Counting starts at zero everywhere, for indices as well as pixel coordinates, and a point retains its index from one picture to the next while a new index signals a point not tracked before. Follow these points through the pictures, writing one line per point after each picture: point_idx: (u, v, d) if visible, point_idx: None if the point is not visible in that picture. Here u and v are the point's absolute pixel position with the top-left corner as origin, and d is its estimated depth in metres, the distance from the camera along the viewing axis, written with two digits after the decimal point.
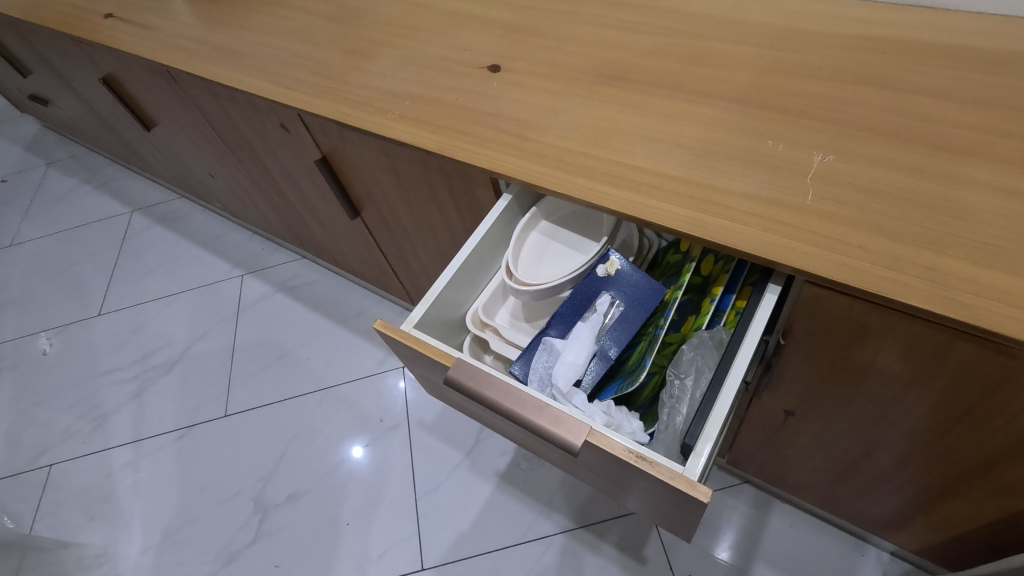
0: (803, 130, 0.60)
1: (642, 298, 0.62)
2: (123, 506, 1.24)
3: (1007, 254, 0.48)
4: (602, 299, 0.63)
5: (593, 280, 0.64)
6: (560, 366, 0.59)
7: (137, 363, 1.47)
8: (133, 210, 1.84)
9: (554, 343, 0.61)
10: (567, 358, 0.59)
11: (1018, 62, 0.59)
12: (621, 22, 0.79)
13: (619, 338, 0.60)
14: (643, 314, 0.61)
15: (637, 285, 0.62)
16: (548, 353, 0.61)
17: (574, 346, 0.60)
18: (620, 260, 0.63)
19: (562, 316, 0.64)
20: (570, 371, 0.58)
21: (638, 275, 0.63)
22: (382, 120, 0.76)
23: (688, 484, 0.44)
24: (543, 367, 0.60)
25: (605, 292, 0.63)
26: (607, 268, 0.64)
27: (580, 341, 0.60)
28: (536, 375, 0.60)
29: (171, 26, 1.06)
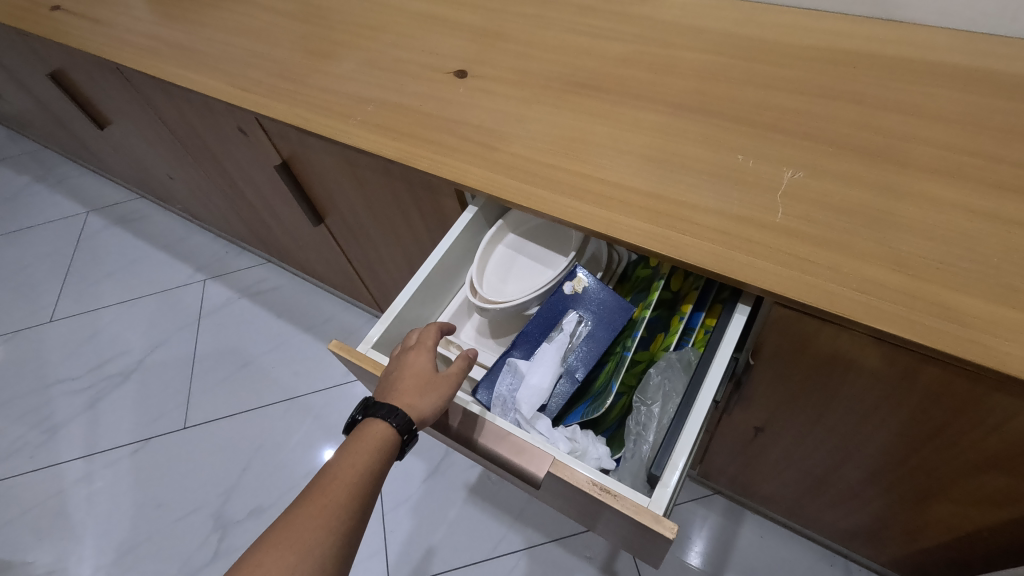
0: (773, 145, 0.59)
1: (610, 317, 0.61)
2: (74, 524, 1.18)
3: (974, 277, 0.47)
4: (569, 317, 0.61)
5: (560, 297, 0.63)
6: (524, 391, 0.57)
7: (91, 371, 1.40)
8: (90, 210, 1.76)
9: (517, 364, 0.60)
10: (532, 384, 0.57)
11: (983, 79, 0.59)
12: (591, 28, 0.77)
13: (586, 359, 0.60)
14: (609, 334, 0.60)
15: (604, 304, 0.61)
16: (511, 374, 0.59)
17: (540, 370, 0.58)
18: (588, 277, 0.62)
19: (527, 335, 0.62)
20: (535, 397, 0.57)
21: (606, 292, 0.61)
22: (342, 125, 0.72)
23: (652, 519, 0.43)
24: (505, 391, 0.59)
25: (572, 309, 0.61)
26: (575, 285, 0.62)
27: (545, 365, 0.58)
28: (499, 399, 0.58)
29: (123, 20, 1.00)
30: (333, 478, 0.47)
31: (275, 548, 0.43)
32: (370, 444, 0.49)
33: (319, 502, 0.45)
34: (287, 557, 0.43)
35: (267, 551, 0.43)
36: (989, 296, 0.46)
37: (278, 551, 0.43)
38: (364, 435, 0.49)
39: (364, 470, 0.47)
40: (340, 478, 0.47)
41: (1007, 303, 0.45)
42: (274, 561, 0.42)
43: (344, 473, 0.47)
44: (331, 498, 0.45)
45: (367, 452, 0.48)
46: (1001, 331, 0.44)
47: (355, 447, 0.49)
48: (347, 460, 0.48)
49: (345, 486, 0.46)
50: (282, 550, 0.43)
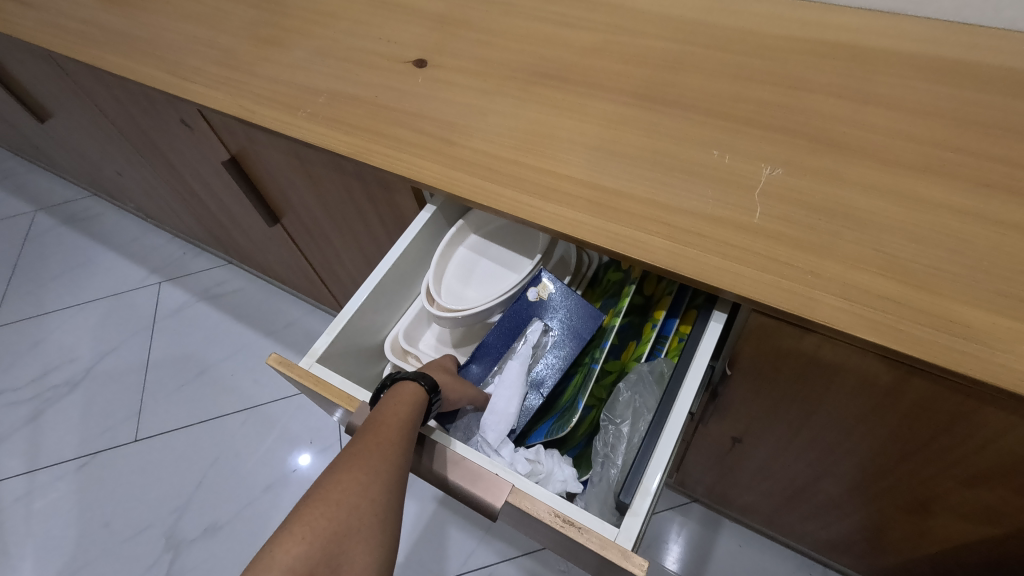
0: (749, 140, 0.55)
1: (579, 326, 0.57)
2: (12, 547, 1.10)
3: (963, 282, 0.44)
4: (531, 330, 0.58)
5: (523, 304, 0.59)
6: (489, 416, 0.54)
7: (34, 382, 1.32)
8: (38, 209, 1.66)
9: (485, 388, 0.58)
10: (497, 408, 0.54)
11: (965, 72, 0.56)
12: (559, 16, 0.73)
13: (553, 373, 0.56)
14: (574, 343, 0.56)
15: (569, 309, 0.57)
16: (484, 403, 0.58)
17: (505, 393, 0.55)
18: (552, 283, 0.58)
19: (489, 344, 0.60)
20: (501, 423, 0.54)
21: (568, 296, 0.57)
22: (290, 118, 0.67)
23: (620, 554, 0.39)
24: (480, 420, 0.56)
25: (535, 317, 0.58)
26: (539, 291, 0.58)
27: (511, 388, 0.55)
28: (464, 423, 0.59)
29: (57, 3, 0.93)
30: (383, 420, 0.45)
31: (343, 475, 0.39)
32: (406, 398, 0.48)
33: (377, 436, 0.43)
34: (359, 480, 0.39)
35: (334, 480, 0.39)
36: (980, 303, 0.43)
37: (349, 475, 0.39)
38: (396, 394, 0.48)
39: (409, 415, 0.46)
40: (389, 420, 0.45)
41: (998, 311, 0.42)
42: (348, 483, 0.39)
43: (391, 416, 0.45)
44: (387, 434, 0.43)
45: (406, 403, 0.47)
46: (993, 342, 0.41)
47: (391, 400, 0.47)
48: (389, 409, 0.46)
49: (397, 425, 0.44)
50: (353, 476, 0.39)
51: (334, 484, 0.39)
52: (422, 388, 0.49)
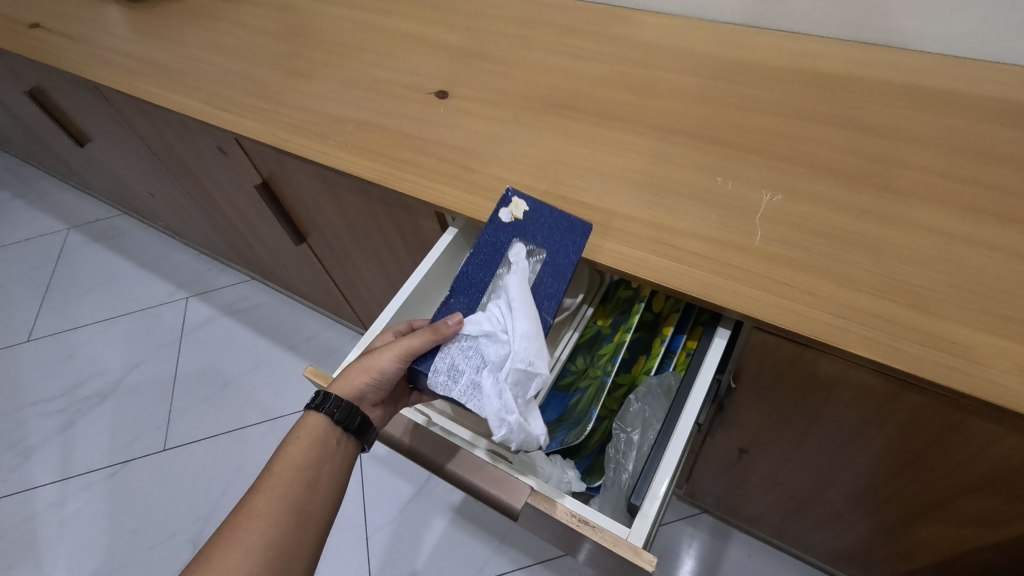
0: (751, 166, 0.59)
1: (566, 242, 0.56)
2: (45, 552, 1.14)
3: (951, 301, 0.47)
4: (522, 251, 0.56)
5: (500, 226, 0.58)
6: (516, 341, 0.50)
7: (67, 393, 1.37)
8: (70, 227, 1.73)
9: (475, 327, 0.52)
10: (519, 330, 0.50)
11: (955, 102, 0.60)
12: (571, 48, 0.78)
13: (546, 292, 0.54)
14: (573, 256, 0.55)
15: (556, 223, 0.57)
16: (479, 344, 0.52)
17: (523, 314, 0.51)
18: (524, 200, 0.59)
19: (470, 279, 0.57)
20: (528, 345, 0.50)
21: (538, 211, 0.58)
22: (320, 146, 0.72)
23: (631, 551, 0.43)
24: (492, 359, 0.51)
25: (517, 239, 0.57)
26: (512, 212, 0.58)
27: (524, 308, 0.52)
28: (447, 365, 0.52)
29: (101, 38, 1.00)
30: (278, 466, 0.51)
31: (239, 525, 0.48)
32: (304, 434, 0.53)
33: (268, 488, 0.49)
34: (247, 538, 0.47)
35: (230, 528, 0.48)
36: (966, 320, 0.46)
37: (239, 535, 0.47)
38: (302, 426, 0.53)
39: (308, 454, 0.52)
40: (284, 466, 0.51)
41: (983, 328, 0.45)
42: (238, 542, 0.47)
43: (283, 464, 0.51)
44: (276, 484, 0.50)
45: (306, 441, 0.52)
46: (979, 357, 0.44)
47: (290, 440, 0.52)
48: (287, 451, 0.52)
49: (288, 472, 0.50)
50: (243, 525, 0.48)
51: (229, 534, 0.47)
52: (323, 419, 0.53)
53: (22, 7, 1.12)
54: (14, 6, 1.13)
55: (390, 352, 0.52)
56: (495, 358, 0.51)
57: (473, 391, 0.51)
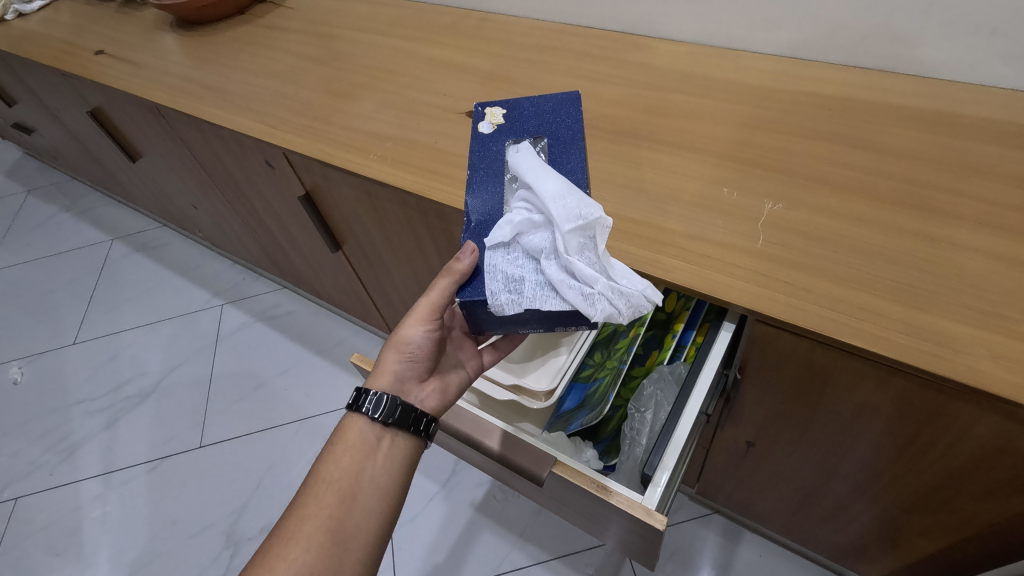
0: (755, 179, 0.65)
1: (563, 107, 0.69)
2: (89, 542, 1.21)
3: (934, 297, 0.52)
4: (523, 144, 0.62)
5: (484, 139, 0.68)
6: (549, 205, 0.52)
7: (110, 393, 1.45)
8: (113, 238, 1.84)
9: (508, 233, 0.54)
10: (547, 196, 0.53)
11: (944, 120, 0.66)
12: (591, 72, 0.85)
13: (560, 156, 0.62)
14: (573, 114, 0.67)
15: (540, 109, 0.69)
16: (524, 244, 0.54)
17: (547, 181, 0.54)
18: (496, 110, 0.70)
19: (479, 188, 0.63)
20: (563, 201, 0.52)
21: (516, 116, 0.69)
22: (364, 160, 0.79)
23: (644, 512, 0.50)
24: (541, 246, 0.52)
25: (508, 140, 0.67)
26: (490, 121, 0.70)
27: (549, 178, 0.55)
28: (502, 275, 0.52)
29: (161, 63, 1.10)
30: (317, 483, 0.53)
31: (276, 543, 0.51)
32: (341, 449, 0.55)
33: (305, 509, 0.52)
34: (288, 556, 0.49)
35: (270, 546, 0.51)
36: (948, 314, 0.51)
37: (281, 553, 0.50)
38: (341, 438, 0.56)
39: (343, 465, 0.54)
40: (320, 485, 0.53)
41: (963, 321, 0.51)
42: (280, 560, 0.49)
43: (321, 481, 0.53)
44: (313, 503, 0.52)
45: (341, 452, 0.55)
46: (958, 346, 0.49)
47: (328, 457, 0.55)
48: (324, 469, 0.54)
49: (326, 487, 0.53)
50: (280, 543, 0.50)
51: (275, 552, 0.50)
52: (359, 422, 0.56)
53: (88, 36, 1.23)
54: (80, 35, 1.24)
55: (409, 323, 0.58)
56: (545, 243, 0.52)
57: (544, 290, 0.51)
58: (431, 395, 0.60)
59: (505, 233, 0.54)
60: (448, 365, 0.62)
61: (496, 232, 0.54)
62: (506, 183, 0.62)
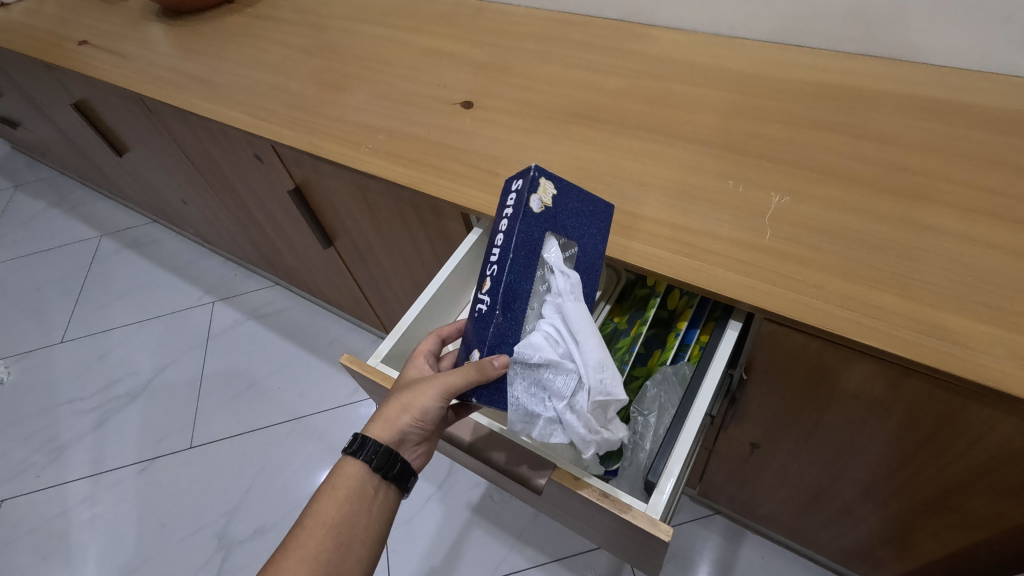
0: (761, 171, 0.63)
1: (595, 212, 0.56)
2: (77, 544, 1.18)
3: (950, 294, 0.50)
4: (573, 278, 0.51)
5: (531, 222, 0.50)
6: (589, 371, 0.49)
7: (99, 392, 1.43)
8: (103, 234, 1.81)
9: (534, 357, 0.49)
10: (590, 360, 0.49)
11: (957, 110, 0.63)
12: (589, 62, 0.82)
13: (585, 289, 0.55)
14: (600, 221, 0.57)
15: (580, 207, 0.55)
16: (542, 377, 0.50)
17: (592, 343, 0.49)
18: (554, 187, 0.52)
19: (512, 291, 0.50)
20: (601, 371, 0.49)
21: (558, 209, 0.53)
22: (355, 153, 0.76)
23: (649, 523, 0.47)
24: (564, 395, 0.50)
25: (548, 233, 0.52)
26: (541, 198, 0.51)
27: (591, 337, 0.50)
28: (521, 407, 0.49)
29: (147, 54, 1.06)
30: (311, 523, 0.50)
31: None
32: (339, 491, 0.52)
33: (300, 548, 0.49)
34: None
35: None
36: (965, 311, 0.49)
37: None
38: (337, 477, 0.53)
39: (342, 509, 0.51)
40: (315, 526, 0.50)
41: (981, 318, 0.48)
42: None
43: (316, 522, 0.50)
44: (308, 544, 0.49)
45: (340, 495, 0.52)
46: (977, 345, 0.47)
47: (324, 496, 0.52)
48: (321, 508, 0.51)
49: (321, 529, 0.50)
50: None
51: None
52: (358, 466, 0.52)
53: (73, 26, 1.20)
54: (65, 25, 1.21)
55: (432, 393, 0.50)
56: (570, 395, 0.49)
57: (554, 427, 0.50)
58: (421, 455, 0.56)
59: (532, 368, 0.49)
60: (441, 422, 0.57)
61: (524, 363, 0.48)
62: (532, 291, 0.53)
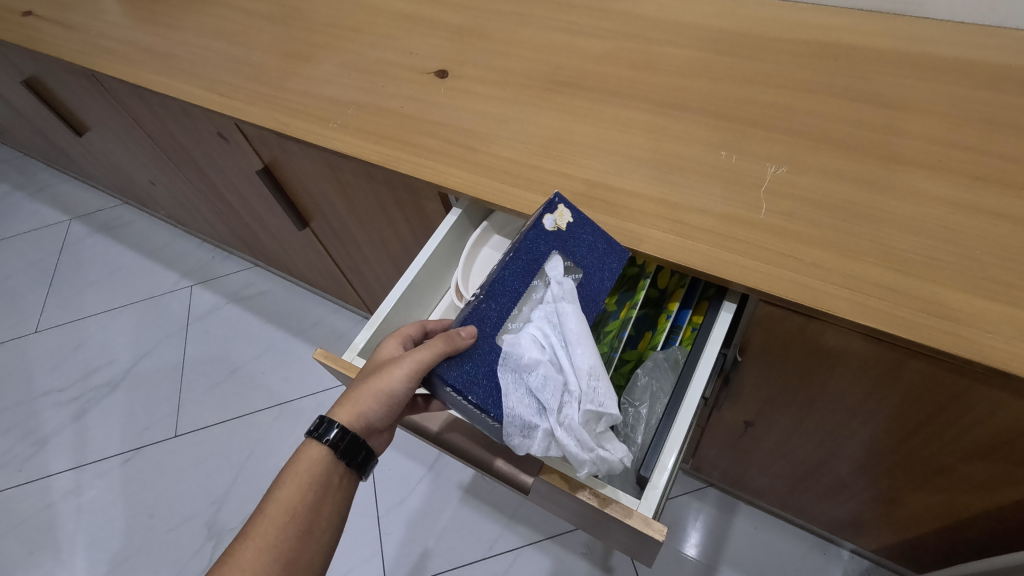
0: (755, 140, 0.59)
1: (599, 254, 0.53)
2: (64, 537, 1.17)
3: (955, 270, 0.47)
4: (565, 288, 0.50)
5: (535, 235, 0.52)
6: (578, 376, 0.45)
7: (77, 382, 1.39)
8: (72, 218, 1.74)
9: (521, 357, 0.46)
10: (581, 366, 0.46)
11: (962, 69, 0.59)
12: (571, 24, 0.77)
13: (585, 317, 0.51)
14: (609, 280, 0.53)
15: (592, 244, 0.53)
16: (533, 384, 0.46)
17: (583, 350, 0.46)
18: (571, 211, 0.54)
19: (502, 287, 0.50)
20: (593, 380, 0.46)
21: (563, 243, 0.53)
22: (323, 130, 0.71)
23: (642, 522, 0.46)
24: (551, 406, 0.45)
25: (555, 252, 0.52)
26: (556, 219, 0.53)
27: (585, 344, 0.47)
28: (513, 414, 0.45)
29: (96, 24, 0.99)
30: (271, 509, 0.46)
31: None
32: (303, 474, 0.48)
33: (259, 536, 0.45)
34: None
35: None
36: (971, 289, 0.46)
37: None
38: (300, 460, 0.48)
39: (305, 496, 0.47)
40: (276, 513, 0.46)
41: (988, 296, 0.46)
42: None
43: (277, 509, 0.46)
44: (268, 533, 0.45)
45: (303, 481, 0.47)
46: (984, 325, 0.45)
47: (286, 478, 0.48)
48: (284, 491, 0.47)
49: (283, 516, 0.46)
50: None
51: None
52: (321, 448, 0.48)
53: None
54: None
55: (400, 374, 0.46)
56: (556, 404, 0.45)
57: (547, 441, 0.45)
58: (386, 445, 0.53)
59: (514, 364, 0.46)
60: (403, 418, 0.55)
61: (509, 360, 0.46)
62: (529, 294, 0.51)
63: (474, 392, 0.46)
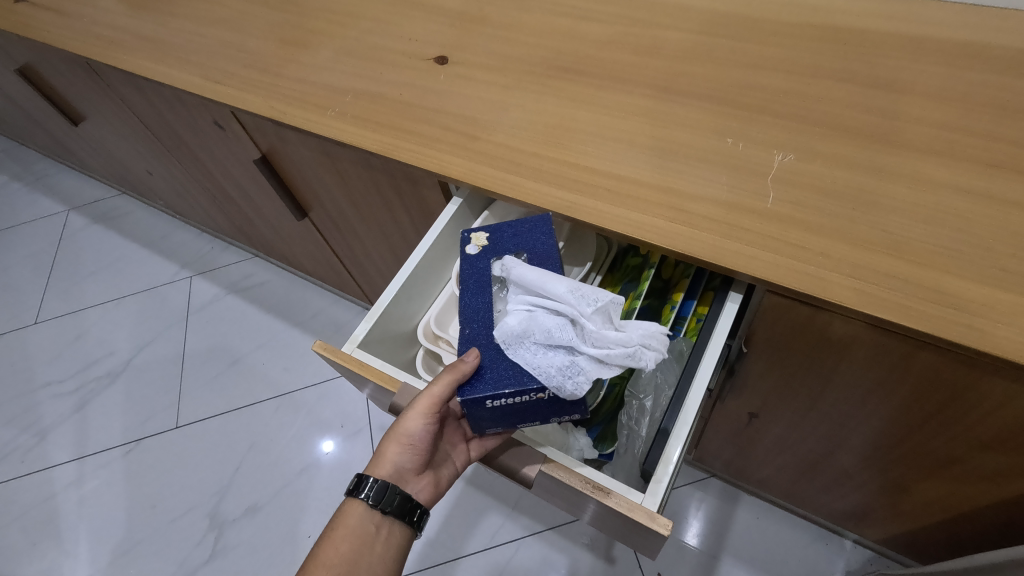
0: (762, 127, 0.57)
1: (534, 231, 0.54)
2: (67, 528, 1.17)
3: (968, 259, 0.46)
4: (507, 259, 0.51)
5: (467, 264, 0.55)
6: (569, 301, 0.46)
7: (78, 374, 1.38)
8: (70, 208, 1.73)
9: (514, 327, 0.46)
10: (561, 291, 0.46)
11: (975, 53, 0.58)
12: (573, 9, 0.75)
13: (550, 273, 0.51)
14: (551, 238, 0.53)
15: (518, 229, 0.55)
16: (541, 338, 0.46)
17: (555, 280, 0.47)
18: (484, 231, 0.56)
19: (470, 312, 0.52)
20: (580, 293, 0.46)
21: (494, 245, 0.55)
22: (320, 118, 0.70)
23: (647, 517, 0.45)
24: (569, 338, 0.45)
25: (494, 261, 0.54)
26: (477, 244, 0.55)
27: (552, 275, 0.48)
28: (550, 368, 0.45)
29: (89, 11, 0.97)
30: (314, 565, 0.51)
31: None
32: (343, 529, 0.52)
33: None
34: None
35: None
36: (984, 278, 0.45)
37: None
38: (339, 517, 0.53)
39: (342, 550, 0.51)
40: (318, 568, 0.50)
41: (1002, 286, 0.45)
42: None
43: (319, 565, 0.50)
44: None
45: (341, 536, 0.51)
46: (997, 315, 0.43)
47: (329, 535, 0.52)
48: (327, 549, 0.51)
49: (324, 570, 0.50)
50: None
51: None
52: (358, 504, 0.53)
53: None
54: None
55: (411, 416, 0.51)
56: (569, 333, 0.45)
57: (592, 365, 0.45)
58: (427, 488, 0.56)
59: (513, 339, 0.46)
60: (441, 455, 0.57)
61: (509, 340, 0.46)
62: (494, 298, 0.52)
63: (507, 386, 0.46)
